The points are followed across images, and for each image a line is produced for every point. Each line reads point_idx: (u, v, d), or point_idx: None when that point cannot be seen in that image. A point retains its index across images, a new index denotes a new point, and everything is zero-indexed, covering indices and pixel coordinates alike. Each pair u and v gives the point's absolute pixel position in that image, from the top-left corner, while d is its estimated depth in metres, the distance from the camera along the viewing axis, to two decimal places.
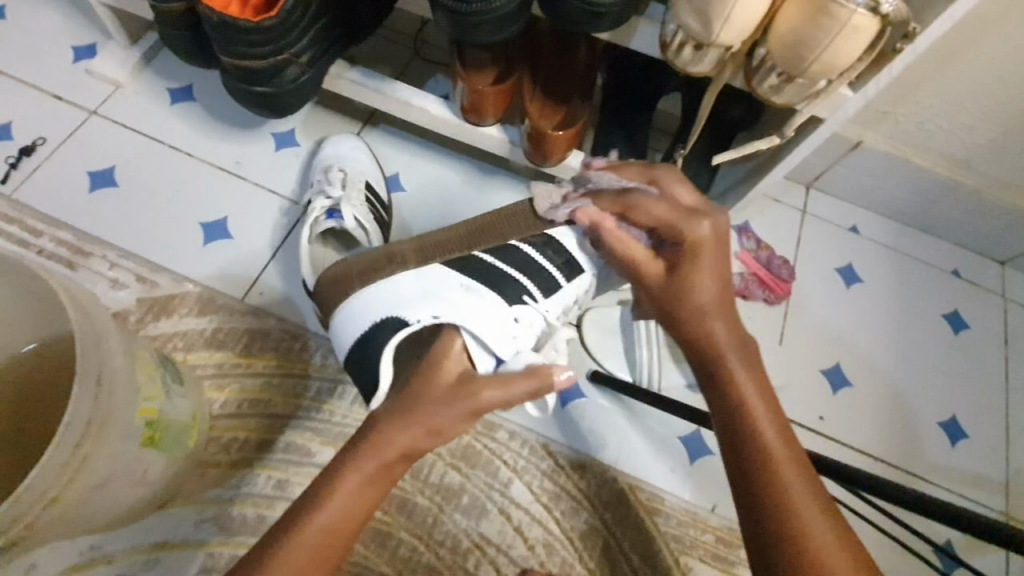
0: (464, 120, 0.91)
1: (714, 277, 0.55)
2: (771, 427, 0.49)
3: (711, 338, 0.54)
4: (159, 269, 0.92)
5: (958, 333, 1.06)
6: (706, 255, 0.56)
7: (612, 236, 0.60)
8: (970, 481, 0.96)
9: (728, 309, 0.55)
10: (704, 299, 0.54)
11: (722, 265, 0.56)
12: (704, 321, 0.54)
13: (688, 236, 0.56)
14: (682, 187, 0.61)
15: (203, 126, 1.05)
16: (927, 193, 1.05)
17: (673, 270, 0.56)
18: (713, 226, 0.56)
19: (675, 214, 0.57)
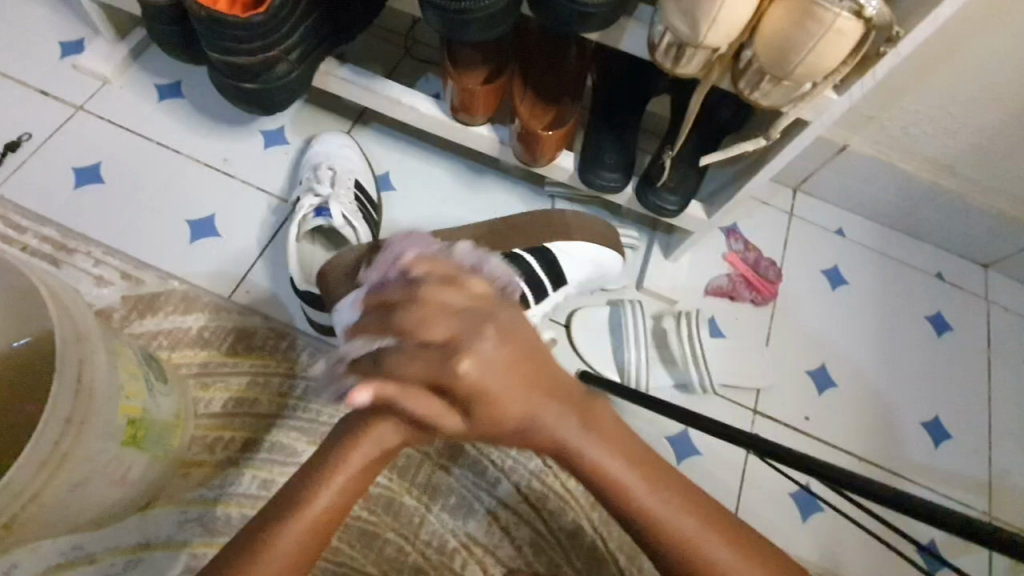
0: (455, 120, 0.91)
1: (530, 395, 0.40)
2: (654, 496, 0.43)
3: (552, 445, 0.42)
4: (144, 266, 0.91)
5: (942, 334, 1.08)
6: (497, 388, 0.37)
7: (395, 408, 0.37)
8: (953, 480, 0.97)
9: (559, 395, 0.41)
10: (519, 422, 0.40)
11: (541, 369, 0.40)
12: (535, 433, 0.41)
13: (458, 384, 0.36)
14: (443, 307, 0.36)
15: (191, 123, 1.04)
16: (911, 197, 1.07)
17: (473, 417, 0.39)
18: (499, 332, 0.37)
19: (430, 362, 0.36)
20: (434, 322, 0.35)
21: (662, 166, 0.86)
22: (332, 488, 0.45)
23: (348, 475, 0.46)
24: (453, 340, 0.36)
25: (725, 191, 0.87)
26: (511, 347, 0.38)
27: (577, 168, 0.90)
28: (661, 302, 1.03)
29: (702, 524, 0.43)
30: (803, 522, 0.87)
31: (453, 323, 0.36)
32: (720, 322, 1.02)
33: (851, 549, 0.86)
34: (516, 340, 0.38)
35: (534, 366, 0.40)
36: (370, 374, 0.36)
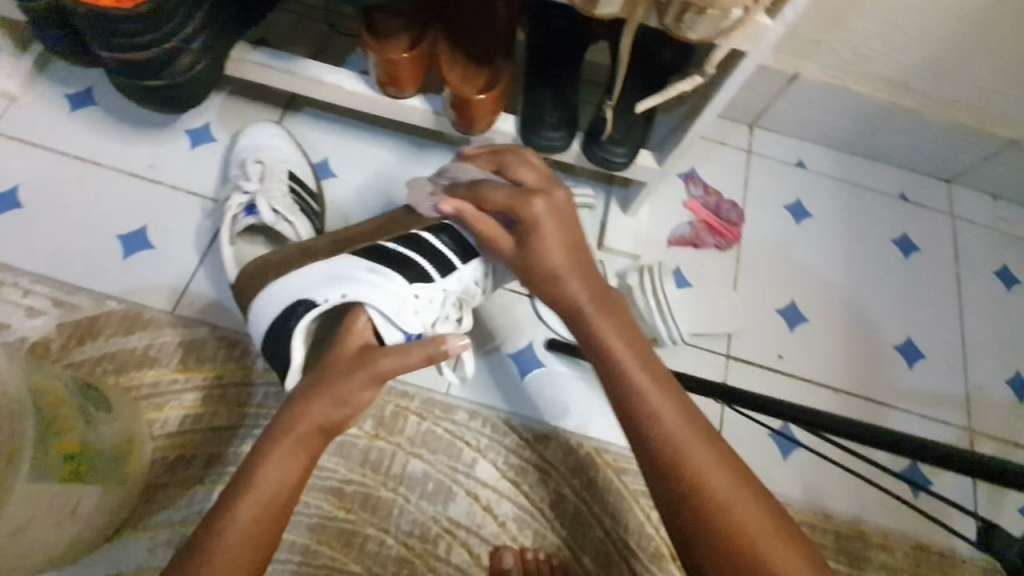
0: (383, 93, 0.85)
1: (561, 245, 0.59)
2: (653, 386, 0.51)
3: (572, 300, 0.57)
4: (77, 290, 0.86)
5: (909, 256, 1.07)
6: (545, 227, 0.59)
7: (476, 220, 0.63)
8: (930, 400, 0.98)
9: (577, 264, 0.59)
10: (554, 270, 0.58)
11: (572, 235, 0.60)
12: (560, 285, 0.58)
13: (525, 212, 0.60)
14: (521, 164, 0.66)
15: (110, 131, 0.97)
16: (869, 119, 1.04)
17: (525, 243, 0.60)
18: (548, 201, 0.61)
19: (514, 197, 0.61)
20: (522, 171, 0.65)
21: (604, 118, 0.82)
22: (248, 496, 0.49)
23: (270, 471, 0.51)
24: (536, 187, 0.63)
25: (673, 135, 0.83)
26: (549, 207, 0.60)
27: (518, 131, 0.86)
28: (625, 259, 1.00)
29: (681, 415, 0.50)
30: (784, 460, 0.87)
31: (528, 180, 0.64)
32: (686, 271, 1.00)
33: (832, 481, 0.87)
34: (552, 208, 0.61)
35: (567, 232, 0.60)
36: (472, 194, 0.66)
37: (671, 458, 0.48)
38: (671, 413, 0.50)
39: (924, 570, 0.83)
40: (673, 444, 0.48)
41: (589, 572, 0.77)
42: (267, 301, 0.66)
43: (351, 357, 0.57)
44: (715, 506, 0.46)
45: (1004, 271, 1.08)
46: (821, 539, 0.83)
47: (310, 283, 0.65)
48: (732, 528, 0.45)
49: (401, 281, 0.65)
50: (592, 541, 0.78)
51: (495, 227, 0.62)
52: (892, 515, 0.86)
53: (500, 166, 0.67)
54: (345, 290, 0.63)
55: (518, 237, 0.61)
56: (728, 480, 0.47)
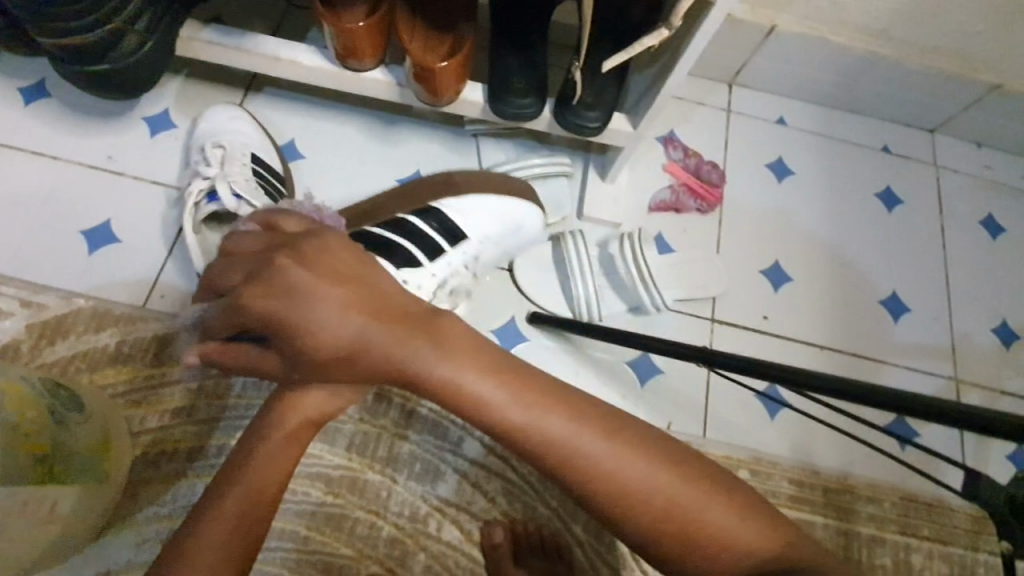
0: (344, 67, 0.82)
1: (341, 312, 0.45)
2: (544, 418, 0.43)
3: (386, 362, 0.45)
4: (42, 289, 0.84)
5: (892, 209, 1.05)
6: (303, 313, 0.45)
7: (233, 355, 0.49)
8: (916, 352, 0.98)
9: (378, 315, 0.45)
10: (343, 340, 0.45)
11: (353, 288, 0.46)
12: (360, 353, 0.45)
13: (264, 313, 0.46)
14: (245, 263, 0.48)
15: (63, 123, 0.93)
16: (848, 71, 1.01)
17: (293, 348, 0.46)
18: (296, 276, 0.45)
19: (243, 301, 0.46)
20: (243, 268, 0.48)
21: (574, 81, 0.79)
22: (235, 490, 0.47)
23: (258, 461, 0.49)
24: (259, 277, 0.46)
25: (647, 96, 0.80)
26: (304, 273, 0.45)
27: (486, 99, 0.83)
28: (606, 227, 0.98)
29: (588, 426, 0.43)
30: (771, 420, 0.87)
31: (251, 271, 0.47)
32: (668, 237, 0.98)
33: (820, 438, 0.87)
34: (303, 272, 0.46)
35: (347, 289, 0.46)
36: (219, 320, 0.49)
37: (579, 479, 0.42)
38: (580, 442, 0.42)
39: (912, 520, 0.84)
40: (569, 462, 0.42)
41: (581, 541, 0.77)
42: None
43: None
44: (640, 508, 0.42)
45: (987, 219, 1.07)
46: (810, 495, 0.84)
47: None
48: (672, 519, 0.41)
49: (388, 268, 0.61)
50: (582, 511, 0.78)
51: (252, 353, 0.48)
52: (879, 469, 0.87)
53: (234, 280, 0.48)
54: None
55: (281, 347, 0.47)
56: (645, 472, 0.42)
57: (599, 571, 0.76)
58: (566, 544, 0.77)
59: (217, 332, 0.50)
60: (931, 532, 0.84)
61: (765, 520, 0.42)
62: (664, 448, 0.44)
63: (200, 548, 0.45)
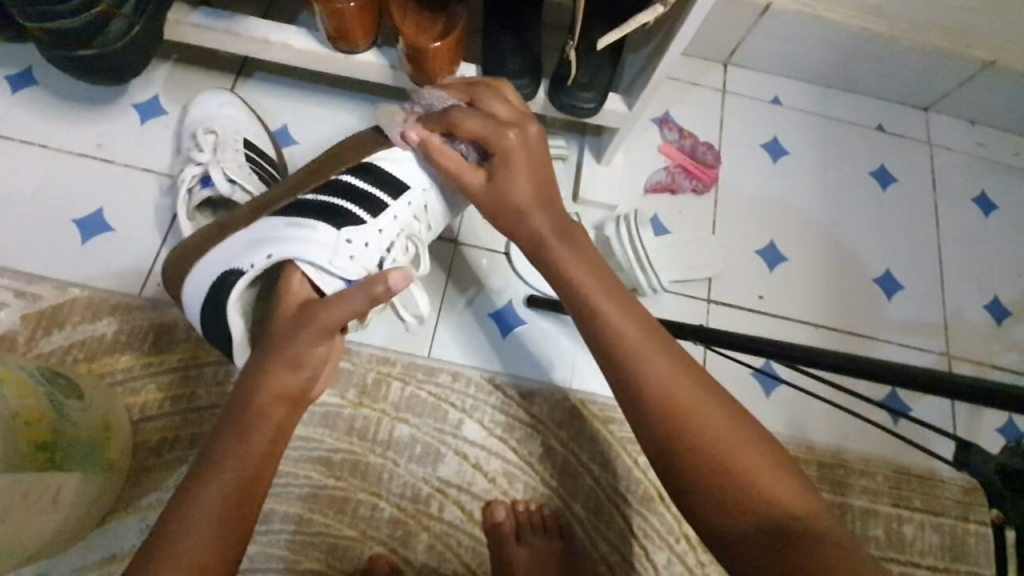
0: (335, 50, 0.81)
1: (531, 182, 0.57)
2: (630, 322, 0.50)
3: (534, 232, 0.56)
4: (36, 279, 0.83)
5: (886, 187, 1.06)
6: (517, 160, 0.57)
7: (441, 152, 0.60)
8: (910, 328, 0.99)
9: (545, 199, 0.57)
10: (521, 201, 0.57)
11: (542, 172, 0.58)
12: (524, 220, 0.57)
13: (498, 142, 0.57)
14: (496, 99, 0.61)
15: (52, 111, 0.92)
16: (843, 49, 1.01)
17: (494, 176, 0.58)
18: (523, 134, 0.58)
19: (488, 126, 0.58)
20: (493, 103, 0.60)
21: (568, 61, 0.78)
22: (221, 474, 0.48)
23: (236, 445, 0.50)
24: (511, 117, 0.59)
25: (641, 76, 0.80)
26: (523, 140, 0.58)
27: (480, 81, 0.82)
28: (601, 209, 0.97)
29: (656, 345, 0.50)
30: (766, 397, 0.88)
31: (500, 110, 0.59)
32: (664, 218, 0.98)
33: (815, 414, 0.88)
34: (525, 145, 0.58)
35: (538, 170, 0.58)
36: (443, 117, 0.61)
37: (642, 387, 0.47)
38: (652, 350, 0.49)
39: (904, 492, 0.86)
40: (632, 350, 0.49)
41: (581, 518, 0.79)
42: (201, 272, 0.66)
43: (292, 317, 0.56)
44: (675, 409, 0.46)
45: (981, 196, 1.08)
46: (805, 470, 0.85)
47: (234, 252, 0.64)
48: (699, 433, 0.45)
49: (329, 226, 0.63)
50: (581, 488, 0.80)
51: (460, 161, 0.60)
52: (873, 442, 0.88)
53: (476, 99, 0.60)
54: (268, 251, 0.61)
55: (486, 173, 0.59)
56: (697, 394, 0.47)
57: (599, 547, 0.78)
58: (566, 522, 0.78)
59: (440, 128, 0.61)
60: (923, 503, 0.86)
61: (799, 484, 0.44)
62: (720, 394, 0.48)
63: (187, 535, 0.45)
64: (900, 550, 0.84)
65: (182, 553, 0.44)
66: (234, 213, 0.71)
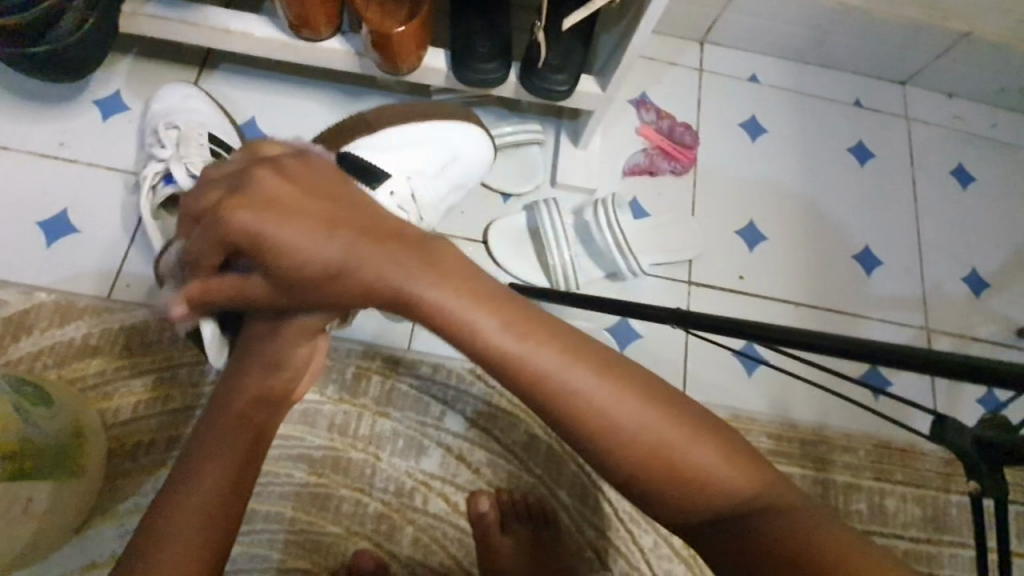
0: (299, 38, 0.79)
1: (319, 231, 0.44)
2: (549, 358, 0.42)
3: (377, 288, 0.44)
4: (0, 285, 0.81)
5: (865, 163, 1.06)
6: (275, 234, 0.44)
7: (207, 291, 0.49)
8: (890, 303, 0.99)
9: (354, 240, 0.44)
10: (326, 263, 0.45)
11: (324, 207, 0.45)
12: (354, 273, 0.44)
13: (234, 233, 0.44)
14: (205, 188, 0.47)
15: (9, 109, 0.89)
16: (819, 24, 1.00)
17: (271, 267, 0.46)
18: (260, 201, 0.44)
19: (212, 222, 0.45)
20: (211, 193, 0.46)
21: (538, 44, 0.77)
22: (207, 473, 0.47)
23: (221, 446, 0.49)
24: (222, 200, 0.45)
25: (614, 57, 0.78)
26: (275, 183, 0.45)
27: (450, 66, 0.80)
28: (580, 194, 0.96)
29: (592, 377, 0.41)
30: (749, 377, 0.89)
31: (213, 199, 0.46)
32: (643, 201, 0.98)
33: (797, 393, 0.89)
34: (282, 190, 0.45)
35: (324, 215, 0.45)
36: (186, 222, 0.49)
37: (589, 433, 0.41)
38: (587, 386, 0.41)
39: (885, 466, 0.87)
40: (547, 382, 0.41)
41: (566, 505, 0.79)
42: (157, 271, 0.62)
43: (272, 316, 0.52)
44: (614, 439, 0.41)
45: (958, 169, 1.08)
46: (788, 448, 0.86)
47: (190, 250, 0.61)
48: (649, 446, 0.41)
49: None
50: (566, 476, 0.80)
51: (229, 281, 0.48)
52: (854, 418, 0.89)
53: (198, 208, 0.47)
54: None
55: (260, 273, 0.47)
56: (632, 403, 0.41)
57: (585, 533, 0.78)
58: (552, 510, 0.78)
59: (190, 269, 0.49)
60: (904, 476, 0.87)
61: (749, 458, 0.42)
62: (669, 396, 0.42)
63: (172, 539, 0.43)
64: (883, 523, 0.85)
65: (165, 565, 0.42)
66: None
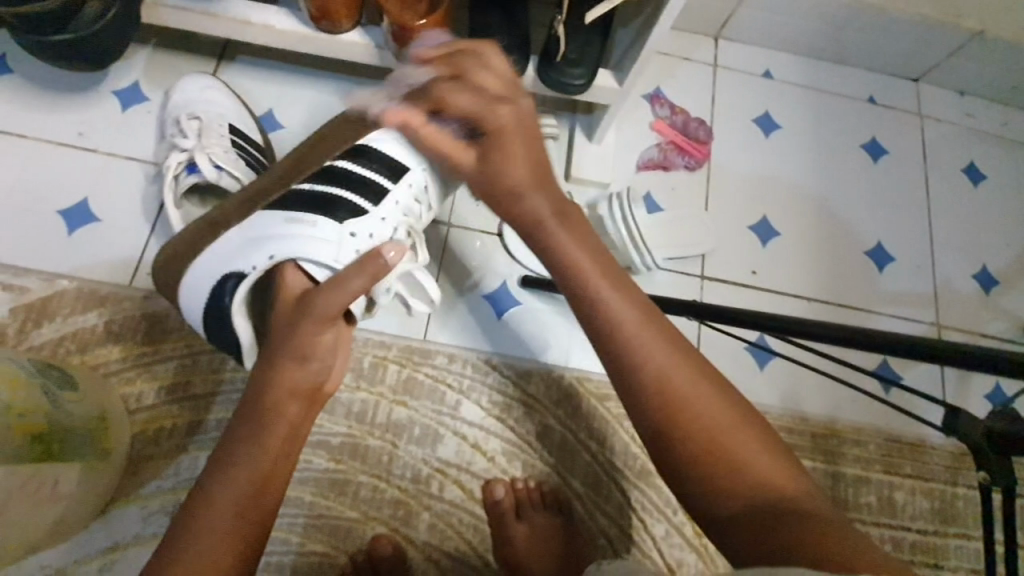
0: (319, 30, 0.79)
1: (526, 160, 0.53)
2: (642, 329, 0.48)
3: (534, 218, 0.52)
4: (23, 272, 0.82)
5: (878, 159, 1.06)
6: (509, 141, 0.53)
7: (423, 133, 0.56)
8: (901, 299, 1.00)
9: (543, 181, 0.53)
10: (517, 183, 0.53)
11: (537, 149, 0.54)
12: (520, 200, 0.53)
13: (490, 119, 0.53)
14: (481, 69, 0.54)
15: (30, 99, 0.89)
16: (834, 20, 1.00)
17: (487, 156, 0.54)
18: (514, 112, 0.53)
19: (479, 101, 0.53)
20: (479, 74, 0.54)
21: (557, 37, 0.77)
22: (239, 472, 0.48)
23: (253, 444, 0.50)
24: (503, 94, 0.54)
25: (631, 51, 0.78)
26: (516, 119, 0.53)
27: None
28: (594, 188, 0.97)
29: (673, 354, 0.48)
30: (761, 371, 0.89)
31: (489, 84, 0.54)
32: (657, 195, 0.98)
33: (809, 387, 0.90)
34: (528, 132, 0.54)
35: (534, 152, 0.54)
36: (445, 69, 0.55)
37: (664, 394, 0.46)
38: (670, 360, 0.47)
39: (895, 459, 0.87)
40: (637, 342, 0.48)
41: (579, 494, 0.80)
42: (194, 280, 0.64)
43: (291, 312, 0.56)
44: (686, 409, 0.46)
45: (971, 167, 1.08)
46: (798, 441, 0.87)
47: (228, 254, 0.63)
48: (710, 424, 0.45)
49: (333, 222, 0.64)
50: (579, 465, 0.81)
51: (450, 142, 0.55)
52: (865, 412, 0.90)
53: (456, 73, 0.54)
54: (271, 253, 0.60)
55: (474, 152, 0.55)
56: (696, 381, 0.47)
57: (599, 522, 0.79)
58: (565, 498, 0.79)
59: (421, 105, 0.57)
60: (913, 470, 0.87)
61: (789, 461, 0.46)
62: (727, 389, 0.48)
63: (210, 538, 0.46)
64: (892, 515, 0.86)
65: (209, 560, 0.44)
66: (227, 205, 0.69)
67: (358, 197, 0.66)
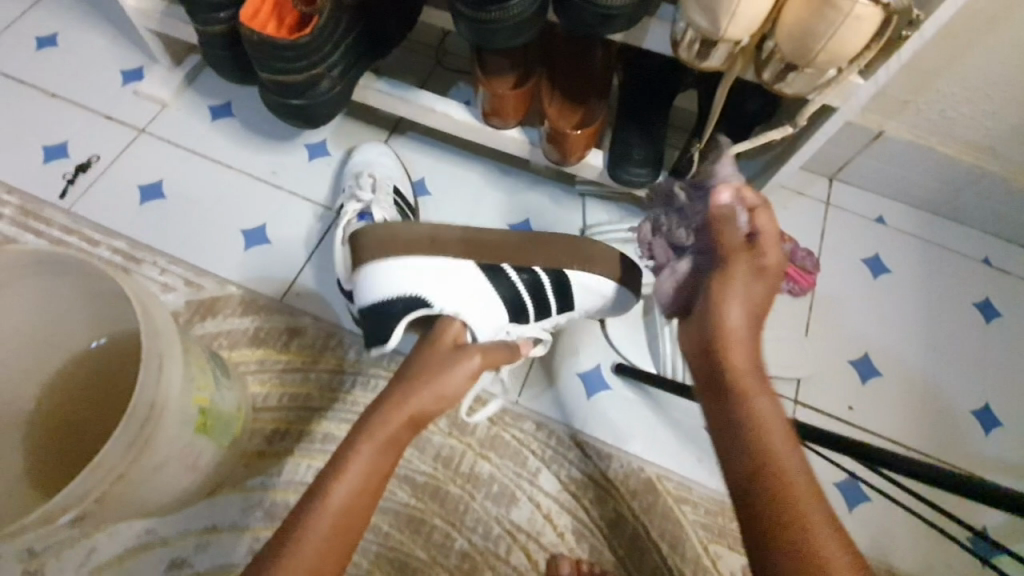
0: (487, 124, 0.94)
1: (747, 289, 0.52)
2: (801, 476, 0.42)
3: (723, 331, 0.51)
4: (204, 273, 0.99)
5: (990, 321, 1.04)
6: (739, 268, 0.53)
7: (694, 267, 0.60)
8: (1010, 470, 0.94)
9: (755, 319, 0.52)
10: (726, 302, 0.52)
11: (762, 291, 0.53)
12: (719, 315, 0.52)
13: (730, 246, 0.54)
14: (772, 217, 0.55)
15: (242, 139, 1.11)
16: (953, 181, 1.04)
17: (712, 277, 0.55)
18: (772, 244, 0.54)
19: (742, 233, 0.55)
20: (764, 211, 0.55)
21: (690, 159, 0.85)
22: (350, 478, 0.54)
23: (366, 455, 0.55)
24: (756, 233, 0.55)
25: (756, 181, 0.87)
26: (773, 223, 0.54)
27: (606, 165, 0.92)
28: None
29: (822, 512, 0.41)
30: (848, 511, 0.86)
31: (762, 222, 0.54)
32: None
33: (899, 541, 0.84)
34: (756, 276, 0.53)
35: (755, 299, 0.52)
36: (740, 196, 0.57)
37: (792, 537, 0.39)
38: (817, 527, 0.39)
39: None
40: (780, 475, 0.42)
41: None
42: (382, 270, 0.68)
43: (445, 353, 0.63)
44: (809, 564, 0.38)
45: None
46: None
47: (427, 280, 0.69)
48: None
49: (500, 309, 0.73)
50: (646, 563, 0.80)
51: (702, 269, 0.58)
52: None
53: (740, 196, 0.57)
54: (459, 308, 0.68)
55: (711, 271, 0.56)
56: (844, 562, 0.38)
57: None
58: None
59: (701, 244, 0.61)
60: None
61: None
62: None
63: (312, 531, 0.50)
64: None
65: (306, 548, 0.49)
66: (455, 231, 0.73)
67: (529, 304, 0.76)
